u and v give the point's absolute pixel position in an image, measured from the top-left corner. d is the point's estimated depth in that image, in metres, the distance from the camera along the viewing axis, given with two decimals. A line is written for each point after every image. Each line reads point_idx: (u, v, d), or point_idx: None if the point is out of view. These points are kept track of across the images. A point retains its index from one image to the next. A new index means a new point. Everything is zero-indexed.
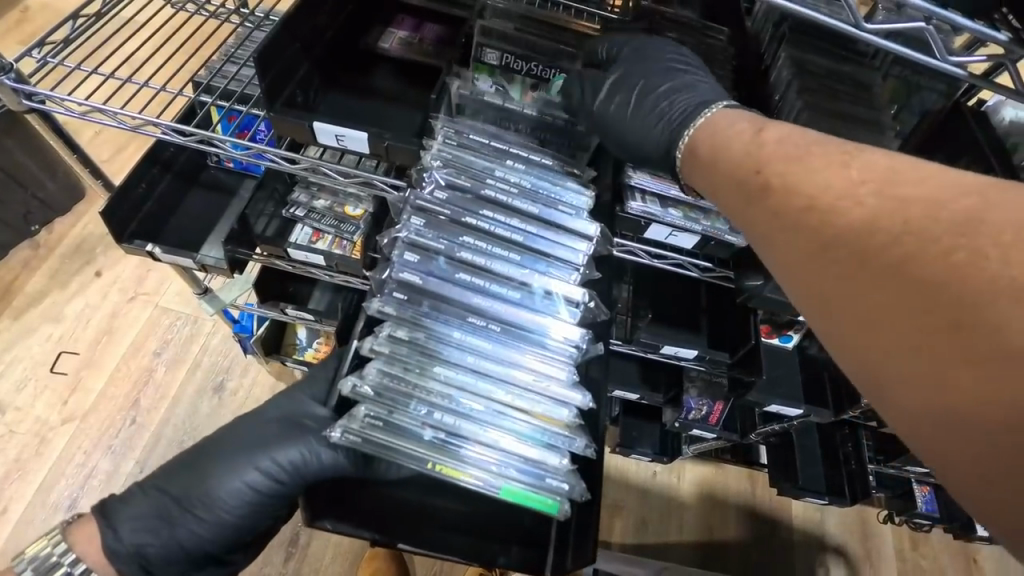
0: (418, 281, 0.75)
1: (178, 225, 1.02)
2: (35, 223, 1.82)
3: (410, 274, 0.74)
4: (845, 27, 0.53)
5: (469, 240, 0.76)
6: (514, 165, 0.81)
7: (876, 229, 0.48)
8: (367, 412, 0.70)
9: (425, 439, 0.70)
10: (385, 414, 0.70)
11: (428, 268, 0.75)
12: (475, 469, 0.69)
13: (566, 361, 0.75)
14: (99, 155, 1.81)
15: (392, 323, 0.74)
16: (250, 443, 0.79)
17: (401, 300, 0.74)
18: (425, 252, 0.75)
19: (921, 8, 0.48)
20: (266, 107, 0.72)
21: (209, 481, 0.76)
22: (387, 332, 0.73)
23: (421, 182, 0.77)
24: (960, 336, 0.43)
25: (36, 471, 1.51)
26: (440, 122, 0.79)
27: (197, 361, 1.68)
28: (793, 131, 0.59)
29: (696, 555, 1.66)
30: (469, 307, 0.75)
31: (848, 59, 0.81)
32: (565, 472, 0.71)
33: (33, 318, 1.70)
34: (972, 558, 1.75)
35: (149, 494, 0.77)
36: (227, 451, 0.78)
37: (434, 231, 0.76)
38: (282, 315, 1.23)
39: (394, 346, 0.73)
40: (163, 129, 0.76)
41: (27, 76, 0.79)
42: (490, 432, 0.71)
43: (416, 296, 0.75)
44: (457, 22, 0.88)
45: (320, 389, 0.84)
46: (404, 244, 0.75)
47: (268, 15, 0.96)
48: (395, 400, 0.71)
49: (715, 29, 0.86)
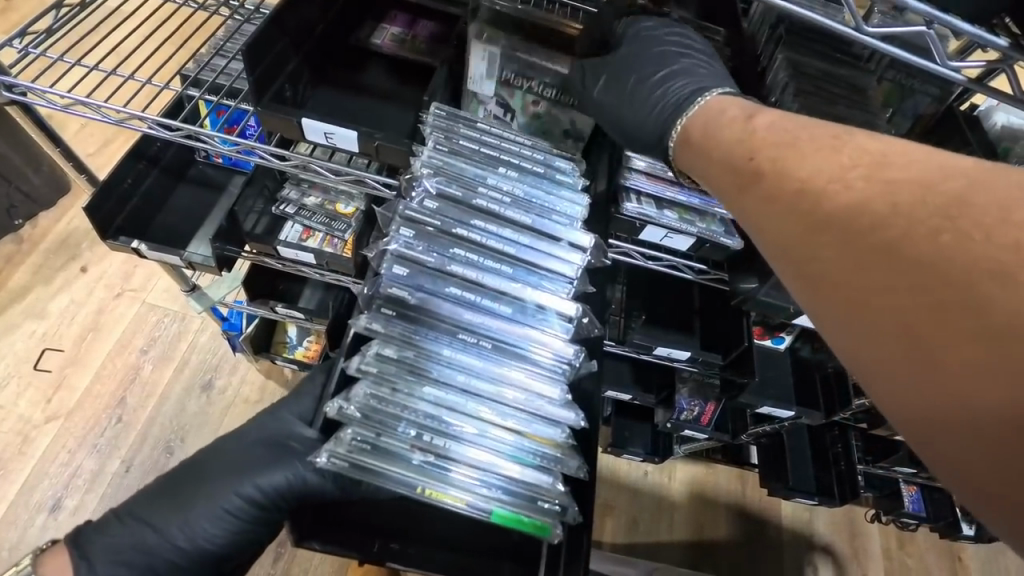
0: (406, 296, 0.73)
1: (165, 222, 1.00)
2: (18, 217, 1.78)
3: (399, 289, 0.73)
4: (845, 29, 0.53)
5: (460, 253, 0.75)
6: (506, 173, 0.80)
7: (866, 211, 0.48)
8: (355, 435, 0.69)
9: (414, 463, 0.69)
10: (374, 437, 0.69)
11: (417, 283, 0.73)
12: (464, 493, 0.68)
13: (556, 378, 0.74)
14: (85, 149, 1.77)
15: (380, 341, 0.72)
16: (233, 468, 0.78)
17: (389, 316, 0.73)
18: (414, 265, 0.74)
19: (922, 12, 0.48)
20: (254, 102, 0.71)
21: (190, 509, 0.76)
22: (375, 351, 0.72)
23: (411, 192, 0.76)
24: (949, 312, 0.42)
25: (18, 471, 1.48)
26: (430, 126, 0.78)
27: (185, 360, 1.66)
28: (782, 117, 0.60)
29: (686, 554, 1.66)
30: (459, 323, 0.73)
31: (843, 62, 0.81)
32: (557, 495, 0.70)
33: (16, 314, 1.67)
34: (957, 557, 1.77)
35: (126, 523, 0.77)
36: (211, 476, 0.78)
37: (424, 243, 0.74)
38: (272, 313, 1.21)
39: (382, 365, 0.72)
40: (149, 123, 0.74)
41: (7, 67, 0.77)
42: (479, 453, 0.70)
43: (405, 311, 0.73)
44: (451, 19, 0.87)
45: (307, 408, 0.83)
46: (393, 257, 0.74)
47: (258, 9, 0.94)
48: (383, 423, 0.70)
49: (710, 29, 0.85)
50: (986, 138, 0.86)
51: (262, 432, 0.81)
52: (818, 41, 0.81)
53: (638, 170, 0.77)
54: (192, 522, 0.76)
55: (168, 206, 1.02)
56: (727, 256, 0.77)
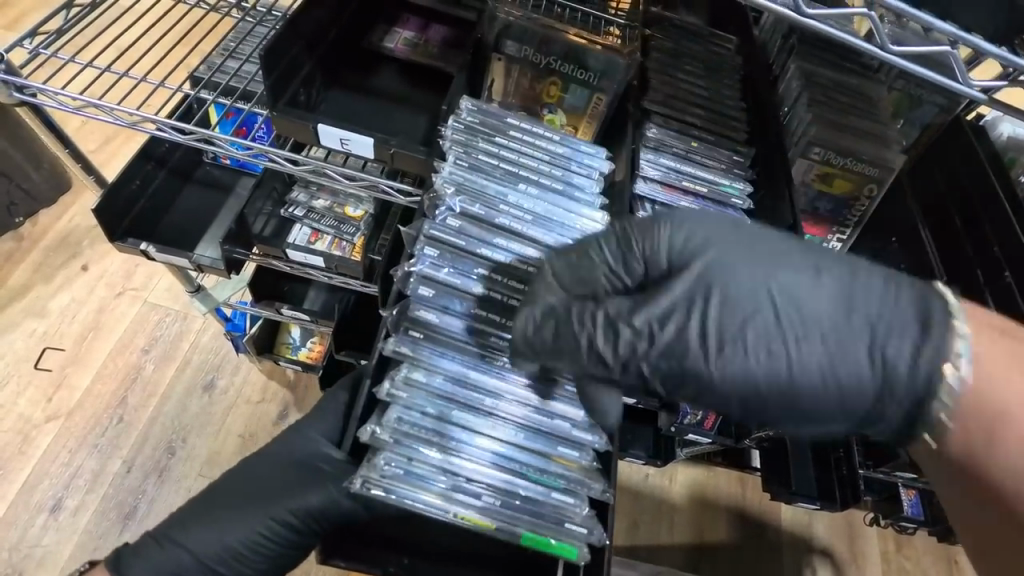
0: (433, 318, 0.72)
1: (173, 223, 1.00)
2: (18, 215, 1.76)
3: (425, 311, 0.72)
4: (870, 48, 0.51)
5: (485, 272, 0.73)
6: (527, 189, 0.77)
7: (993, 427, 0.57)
8: (388, 461, 0.68)
9: (445, 488, 0.69)
10: (406, 462, 0.69)
11: (443, 305, 0.73)
12: (496, 517, 0.69)
13: (576, 401, 0.75)
14: (86, 146, 1.76)
15: (408, 364, 0.72)
16: (265, 492, 0.82)
17: (416, 338, 0.72)
18: (439, 286, 0.73)
19: (947, 32, 0.48)
20: (268, 107, 0.70)
21: (226, 532, 0.80)
22: (403, 374, 0.71)
23: (434, 212, 0.74)
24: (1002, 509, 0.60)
25: (19, 470, 1.47)
26: (451, 145, 0.76)
27: (187, 360, 1.65)
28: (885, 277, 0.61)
29: (687, 556, 1.67)
30: (484, 346, 0.73)
31: (855, 72, 0.81)
32: (583, 516, 0.71)
33: (16, 313, 1.66)
34: (954, 560, 1.79)
35: (166, 546, 0.80)
36: (244, 500, 0.81)
37: (448, 263, 0.73)
38: (277, 315, 1.20)
39: (410, 390, 0.71)
40: (162, 127, 0.74)
41: (17, 68, 0.76)
42: (506, 475, 0.71)
43: (432, 333, 0.73)
44: (462, 24, 0.87)
45: (333, 429, 0.86)
46: (418, 277, 0.72)
47: (269, 11, 0.94)
48: (413, 449, 0.70)
49: (722, 37, 0.88)
50: (992, 148, 0.87)
51: (283, 450, 0.84)
52: (831, 52, 0.82)
53: (651, 179, 0.76)
54: (222, 537, 0.80)
55: (176, 208, 1.02)
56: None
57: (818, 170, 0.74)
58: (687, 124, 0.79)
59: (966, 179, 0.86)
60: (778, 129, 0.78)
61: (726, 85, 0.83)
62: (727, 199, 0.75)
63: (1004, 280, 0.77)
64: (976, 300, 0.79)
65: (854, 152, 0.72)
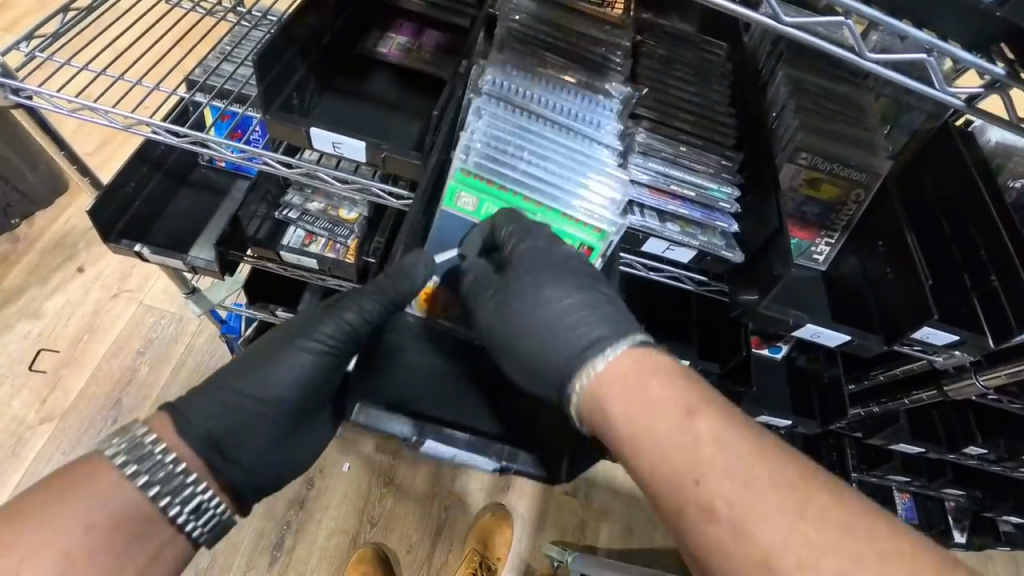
0: (510, 104, 0.74)
1: (169, 226, 1.00)
2: (14, 217, 1.76)
3: (501, 98, 0.74)
4: (849, 55, 0.52)
5: (547, 76, 0.77)
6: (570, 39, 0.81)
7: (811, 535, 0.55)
8: (482, 149, 0.69)
9: (532, 161, 0.71)
10: (497, 154, 0.70)
11: (515, 92, 0.75)
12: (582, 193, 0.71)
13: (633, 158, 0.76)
14: (83, 147, 1.77)
15: (494, 122, 0.72)
16: (271, 346, 0.77)
17: (499, 104, 0.74)
18: (514, 83, 0.75)
19: (926, 39, 0.49)
20: (261, 110, 0.71)
21: (255, 377, 0.74)
22: (489, 126, 0.72)
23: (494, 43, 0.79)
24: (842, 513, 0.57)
25: (13, 471, 1.47)
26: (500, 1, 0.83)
27: (182, 362, 1.65)
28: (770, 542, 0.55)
29: (682, 563, 1.67)
30: (558, 121, 0.75)
31: (842, 82, 0.82)
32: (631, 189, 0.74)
33: (11, 314, 1.65)
34: None
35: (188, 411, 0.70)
36: (250, 362, 0.76)
37: (514, 65, 0.76)
38: (272, 317, 1.21)
39: (501, 135, 0.72)
40: (157, 129, 0.74)
41: (14, 70, 0.76)
42: (587, 202, 0.71)
43: (510, 108, 0.74)
44: (459, 31, 0.89)
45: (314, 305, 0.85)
46: (493, 73, 0.75)
47: (265, 15, 0.95)
48: (508, 171, 0.69)
49: (713, 44, 0.89)
50: (979, 153, 0.88)
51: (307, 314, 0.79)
52: (822, 61, 0.82)
53: (639, 183, 0.75)
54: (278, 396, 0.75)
55: (172, 211, 1.02)
56: (727, 269, 0.78)
57: (805, 175, 0.74)
58: (674, 129, 0.79)
59: (951, 184, 0.86)
60: (764, 135, 0.77)
61: (715, 91, 0.84)
62: (715, 203, 0.75)
63: (991, 284, 0.78)
64: (963, 304, 0.81)
65: (840, 159, 0.73)
